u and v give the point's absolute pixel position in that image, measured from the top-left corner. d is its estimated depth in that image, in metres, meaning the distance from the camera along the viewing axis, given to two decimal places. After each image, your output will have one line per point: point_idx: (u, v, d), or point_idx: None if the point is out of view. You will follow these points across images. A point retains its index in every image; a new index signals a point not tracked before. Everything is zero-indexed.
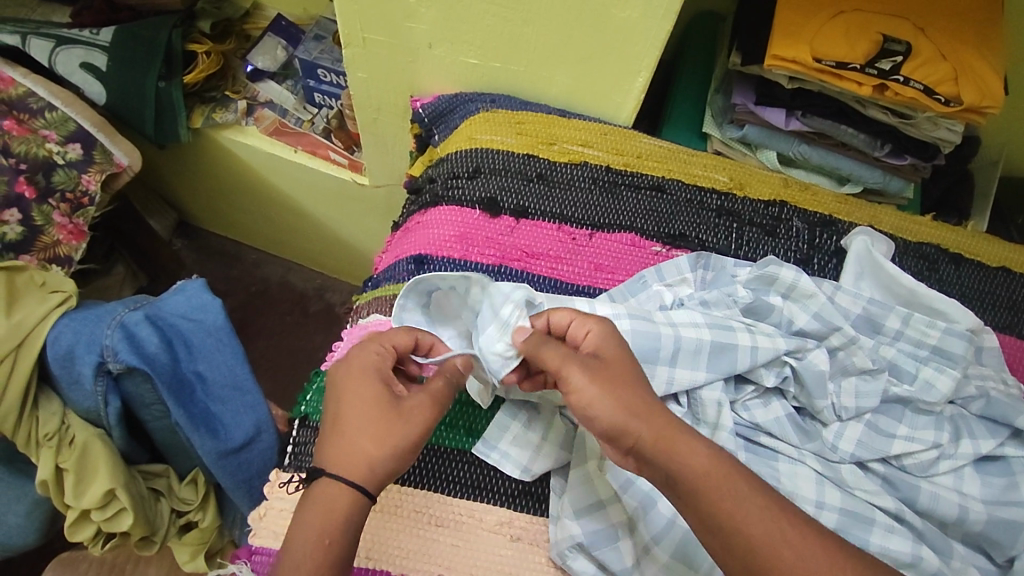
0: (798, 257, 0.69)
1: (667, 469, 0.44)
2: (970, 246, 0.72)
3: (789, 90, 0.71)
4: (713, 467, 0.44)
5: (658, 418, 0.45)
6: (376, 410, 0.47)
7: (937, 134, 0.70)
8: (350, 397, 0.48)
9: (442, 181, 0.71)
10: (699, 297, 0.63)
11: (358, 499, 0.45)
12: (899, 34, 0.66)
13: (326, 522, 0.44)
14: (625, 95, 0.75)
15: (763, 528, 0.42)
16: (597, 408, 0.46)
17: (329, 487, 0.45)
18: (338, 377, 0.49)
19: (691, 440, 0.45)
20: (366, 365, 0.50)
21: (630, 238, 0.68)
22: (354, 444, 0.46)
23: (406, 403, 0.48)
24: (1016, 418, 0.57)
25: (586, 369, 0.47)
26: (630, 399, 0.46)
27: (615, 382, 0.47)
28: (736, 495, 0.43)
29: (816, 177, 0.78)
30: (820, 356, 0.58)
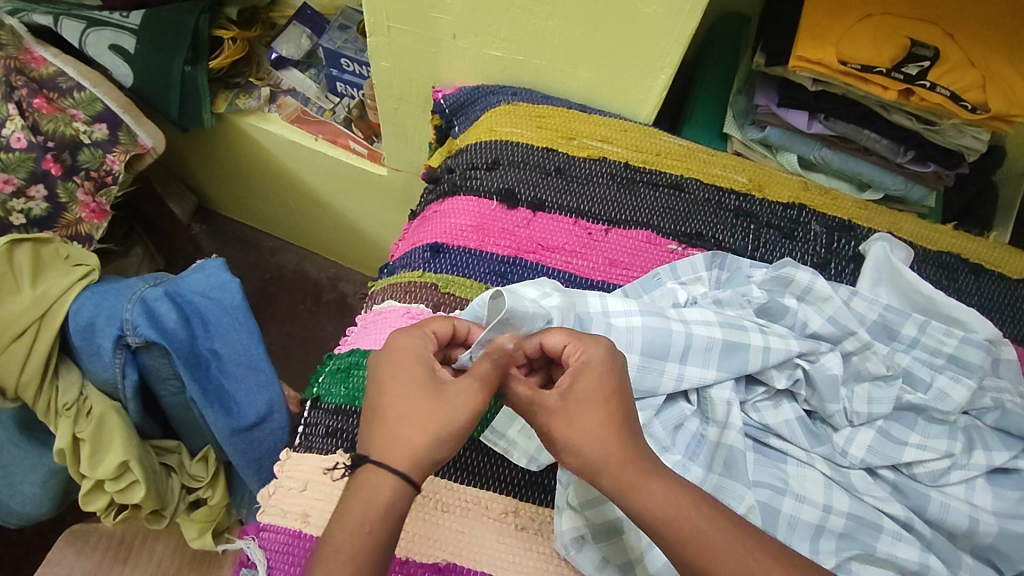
0: (815, 261, 0.68)
1: (631, 507, 0.44)
2: (991, 256, 0.71)
3: (813, 92, 0.71)
4: (673, 501, 0.44)
5: (626, 454, 0.45)
6: (417, 397, 0.47)
7: (961, 141, 0.69)
8: (397, 389, 0.48)
9: (461, 171, 0.71)
10: (713, 296, 0.62)
11: (401, 484, 0.45)
12: (928, 38, 0.65)
13: (371, 506, 0.44)
14: (647, 91, 0.75)
15: None
16: (566, 455, 0.46)
17: (372, 472, 0.45)
18: (381, 365, 0.50)
19: (654, 472, 0.45)
20: (409, 352, 0.50)
21: (646, 234, 0.68)
22: (405, 437, 0.46)
23: (449, 389, 0.48)
24: None
25: (549, 411, 0.47)
26: (591, 439, 0.45)
27: (577, 421, 0.46)
28: (697, 528, 0.43)
29: (837, 181, 0.77)
30: (833, 360, 0.58)
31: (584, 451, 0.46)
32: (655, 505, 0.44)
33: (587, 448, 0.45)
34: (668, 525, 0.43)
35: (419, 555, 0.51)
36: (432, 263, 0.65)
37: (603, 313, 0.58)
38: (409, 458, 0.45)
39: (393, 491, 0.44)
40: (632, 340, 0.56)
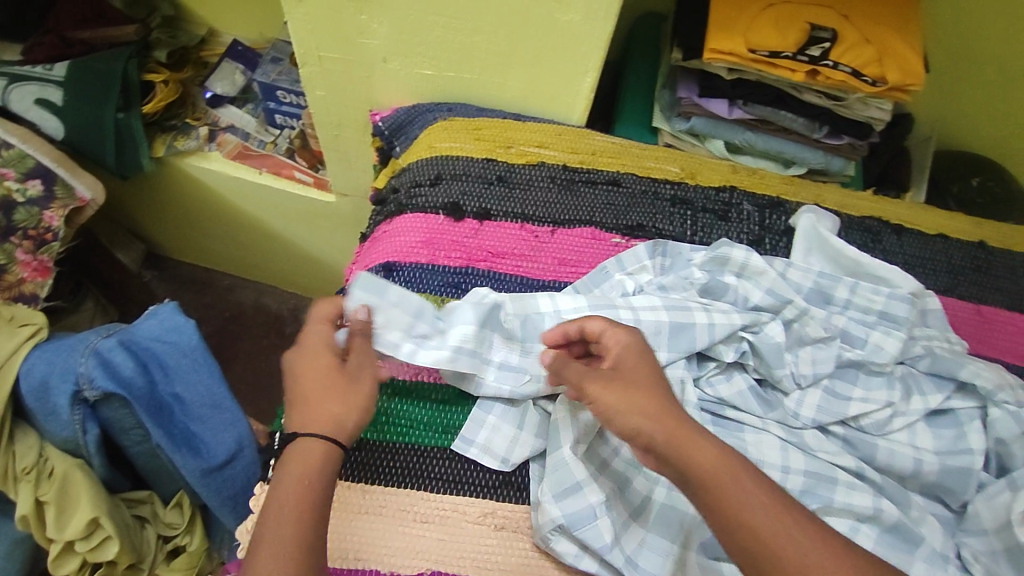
0: (751, 238, 0.72)
1: (677, 465, 0.46)
2: (908, 216, 0.77)
3: (729, 81, 0.74)
4: (718, 463, 0.46)
5: (673, 421, 0.48)
6: (333, 379, 0.51)
7: (868, 113, 0.73)
8: (308, 374, 0.51)
9: (405, 190, 0.72)
10: (658, 282, 0.65)
11: (330, 455, 0.48)
12: (825, 22, 0.69)
13: (308, 471, 0.47)
14: (575, 95, 0.77)
15: (767, 516, 0.44)
16: (620, 420, 0.49)
17: (302, 445, 0.48)
18: (291, 355, 0.52)
19: (701, 438, 0.47)
20: (316, 342, 0.52)
21: (590, 231, 0.71)
22: (324, 410, 0.49)
23: (358, 368, 0.52)
24: (959, 371, 0.61)
25: (603, 380, 0.51)
26: (643, 404, 0.49)
27: (628, 387, 0.50)
28: (735, 484, 0.45)
29: (763, 162, 0.81)
30: (774, 327, 0.62)
31: (635, 417, 0.48)
32: (702, 462, 0.46)
33: (635, 414, 0.48)
34: (716, 484, 0.45)
35: (402, 569, 0.51)
36: (386, 282, 0.66)
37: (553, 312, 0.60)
38: (330, 432, 0.49)
39: (323, 456, 0.48)
40: None
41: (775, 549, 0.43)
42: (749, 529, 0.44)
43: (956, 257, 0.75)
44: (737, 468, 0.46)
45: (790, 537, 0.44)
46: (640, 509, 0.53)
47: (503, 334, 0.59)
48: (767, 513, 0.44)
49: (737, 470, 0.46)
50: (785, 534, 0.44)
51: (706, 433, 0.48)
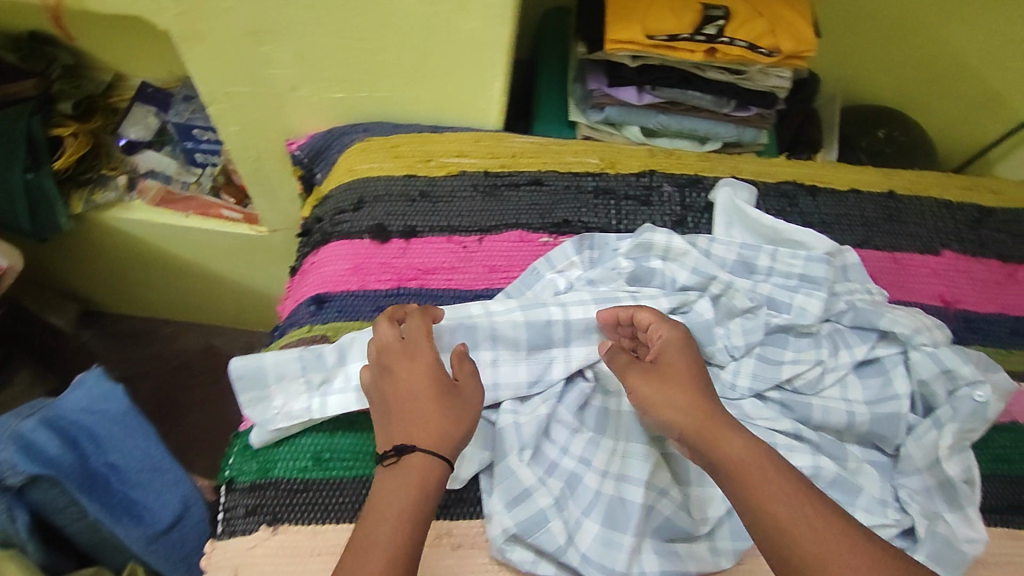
0: (673, 219, 0.74)
1: (709, 457, 0.50)
2: (821, 176, 0.80)
3: (635, 68, 0.75)
4: (748, 456, 0.49)
5: (703, 413, 0.51)
6: (441, 401, 0.52)
7: (768, 83, 0.75)
8: (412, 390, 0.52)
9: (329, 218, 0.71)
10: (586, 277, 0.65)
11: (433, 468, 0.49)
12: (715, 1, 0.71)
13: (416, 485, 0.48)
14: (487, 101, 0.76)
15: (790, 509, 0.46)
16: (656, 410, 0.53)
17: (410, 459, 0.49)
18: (391, 368, 0.53)
19: (731, 429, 0.50)
20: (424, 366, 0.53)
21: (518, 234, 0.71)
22: (432, 426, 0.50)
23: (465, 393, 0.53)
24: (880, 321, 0.63)
25: (643, 373, 0.55)
26: (678, 397, 0.52)
27: (668, 380, 0.53)
28: (765, 479, 0.48)
29: (680, 142, 0.82)
30: (704, 305, 0.64)
31: (668, 411, 0.52)
32: (733, 455, 0.49)
33: (668, 408, 0.52)
34: (743, 475, 0.48)
35: None
36: (318, 314, 0.65)
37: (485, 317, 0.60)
38: (437, 451, 0.50)
39: (427, 470, 0.49)
40: (517, 338, 0.59)
41: (794, 540, 0.45)
42: (773, 518, 0.46)
43: (869, 210, 0.78)
44: (766, 464, 0.48)
45: (813, 529, 0.45)
46: (591, 509, 0.54)
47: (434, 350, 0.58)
48: (791, 505, 0.46)
49: (767, 464, 0.48)
50: (806, 526, 0.45)
51: (738, 426, 0.51)
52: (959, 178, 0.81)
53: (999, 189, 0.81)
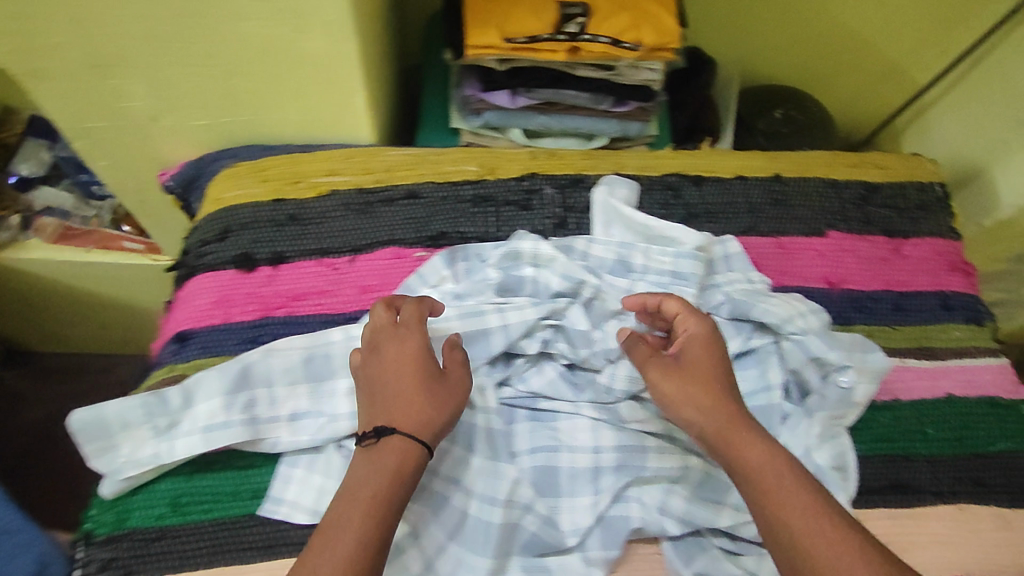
0: (554, 222, 0.73)
1: (726, 459, 0.50)
2: (707, 165, 0.78)
3: (504, 71, 0.71)
4: (765, 459, 0.49)
5: (727, 413, 0.52)
6: (429, 387, 0.52)
7: (641, 77, 0.72)
8: (398, 375, 0.52)
9: (194, 250, 0.69)
10: (453, 291, 0.63)
11: (413, 455, 0.49)
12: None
13: (385, 471, 0.48)
14: (355, 114, 0.73)
15: (804, 520, 0.45)
16: (674, 405, 0.53)
17: (388, 441, 0.49)
18: (379, 353, 0.54)
19: (753, 436, 0.50)
20: (415, 349, 0.53)
21: (392, 250, 0.69)
22: (415, 409, 0.50)
23: (451, 380, 0.53)
24: (753, 310, 0.63)
25: (665, 368, 0.55)
26: (694, 396, 0.53)
27: (689, 377, 0.54)
28: (781, 484, 0.47)
29: (564, 141, 0.81)
30: (575, 311, 0.63)
31: (688, 409, 0.53)
32: (748, 461, 0.49)
33: (688, 405, 0.53)
34: (762, 483, 0.48)
35: None
36: (180, 353, 0.63)
37: (346, 341, 0.59)
38: (420, 436, 0.50)
39: (405, 455, 0.49)
40: None
41: (807, 553, 0.44)
42: (785, 524, 0.45)
43: (755, 196, 0.77)
44: (787, 471, 0.48)
45: (826, 542, 0.44)
46: (456, 531, 0.54)
47: (291, 382, 0.57)
48: (805, 514, 0.45)
49: (785, 471, 0.48)
50: (823, 541, 0.44)
51: (761, 433, 0.51)
52: (847, 155, 0.81)
53: (886, 164, 0.80)
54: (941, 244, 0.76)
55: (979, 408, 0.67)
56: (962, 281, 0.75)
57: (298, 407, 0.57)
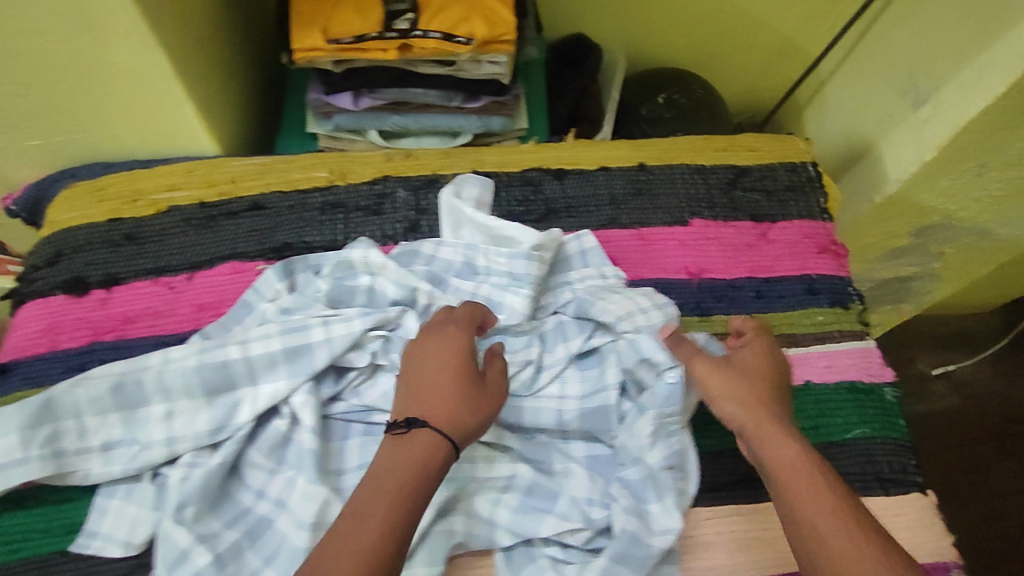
0: (405, 225, 0.70)
1: (760, 457, 0.50)
2: (570, 157, 0.76)
3: (341, 73, 0.68)
4: (799, 464, 0.48)
5: (765, 412, 0.52)
6: (471, 391, 0.52)
7: (485, 71, 0.68)
8: (439, 370, 0.52)
9: (25, 275, 0.67)
10: (280, 305, 0.61)
11: (442, 449, 0.49)
12: None
13: (410, 465, 0.47)
14: (188, 127, 0.68)
15: (838, 536, 0.44)
16: (717, 397, 0.54)
17: (420, 434, 0.49)
18: (429, 344, 0.54)
19: (789, 438, 0.50)
20: (458, 347, 0.53)
21: (232, 265, 0.67)
22: (450, 409, 0.50)
23: (489, 385, 0.53)
24: (592, 309, 0.62)
25: (713, 363, 0.55)
26: (738, 391, 0.53)
27: (734, 376, 0.54)
28: (810, 491, 0.47)
29: (428, 139, 0.78)
30: (410, 318, 0.60)
31: (728, 402, 0.53)
32: (782, 461, 0.49)
33: (728, 399, 0.53)
34: (790, 484, 0.48)
35: None
36: (4, 384, 0.61)
37: (163, 364, 0.57)
38: (451, 433, 0.49)
39: (432, 449, 0.48)
40: (191, 385, 0.56)
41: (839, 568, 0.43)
42: (814, 531, 0.45)
43: (617, 186, 0.74)
44: (815, 474, 0.48)
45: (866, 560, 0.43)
46: (271, 558, 0.52)
47: (102, 411, 0.55)
48: (837, 524, 0.45)
49: (818, 471, 0.48)
50: (864, 559, 0.43)
51: (796, 434, 0.51)
52: (717, 139, 0.78)
53: (758, 146, 0.78)
54: (810, 226, 0.74)
55: (837, 394, 0.66)
56: (831, 263, 0.73)
57: (110, 436, 0.55)
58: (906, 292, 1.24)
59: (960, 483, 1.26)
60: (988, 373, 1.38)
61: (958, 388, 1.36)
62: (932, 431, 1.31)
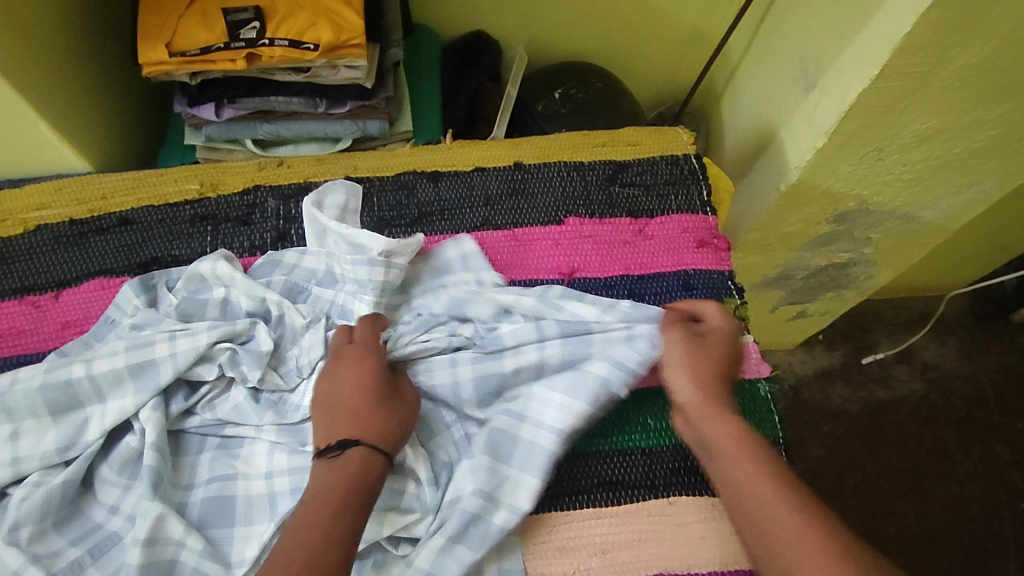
0: (274, 235, 0.70)
1: (700, 432, 0.55)
2: (444, 159, 0.75)
3: (199, 85, 0.70)
4: (734, 438, 0.53)
5: (708, 391, 0.56)
6: (388, 407, 0.56)
7: (341, 76, 0.69)
8: (354, 391, 0.56)
9: None
10: (131, 324, 0.61)
11: (373, 461, 0.52)
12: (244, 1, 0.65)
13: (343, 480, 0.50)
14: (52, 146, 0.69)
15: (769, 501, 0.48)
16: (670, 374, 0.58)
17: (349, 452, 0.52)
18: (341, 369, 0.57)
19: (728, 414, 0.55)
20: (370, 369, 0.57)
21: (98, 281, 0.67)
22: (374, 426, 0.54)
23: (404, 397, 0.57)
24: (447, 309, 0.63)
25: (686, 338, 0.60)
26: (687, 368, 0.58)
27: (697, 351, 0.59)
28: (745, 459, 0.51)
29: (308, 147, 0.77)
30: (260, 329, 0.61)
31: (679, 376, 0.58)
32: (718, 434, 0.54)
33: (679, 373, 0.58)
34: (725, 454, 0.52)
35: None
36: None
37: (11, 383, 0.57)
38: (382, 445, 0.53)
39: (363, 463, 0.52)
40: (36, 404, 0.57)
41: (767, 526, 0.48)
42: (746, 496, 0.50)
43: (492, 185, 0.73)
44: (749, 445, 0.52)
45: (790, 520, 0.47)
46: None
47: None
48: (767, 489, 0.49)
49: (753, 446, 0.52)
50: (792, 519, 0.47)
51: (737, 415, 0.55)
52: (597, 135, 0.77)
53: (638, 140, 0.77)
54: (689, 220, 0.73)
55: None
56: (710, 257, 0.72)
57: None
58: (847, 279, 1.08)
59: (922, 470, 1.22)
60: (950, 353, 1.33)
61: (920, 372, 1.31)
62: (893, 416, 1.27)
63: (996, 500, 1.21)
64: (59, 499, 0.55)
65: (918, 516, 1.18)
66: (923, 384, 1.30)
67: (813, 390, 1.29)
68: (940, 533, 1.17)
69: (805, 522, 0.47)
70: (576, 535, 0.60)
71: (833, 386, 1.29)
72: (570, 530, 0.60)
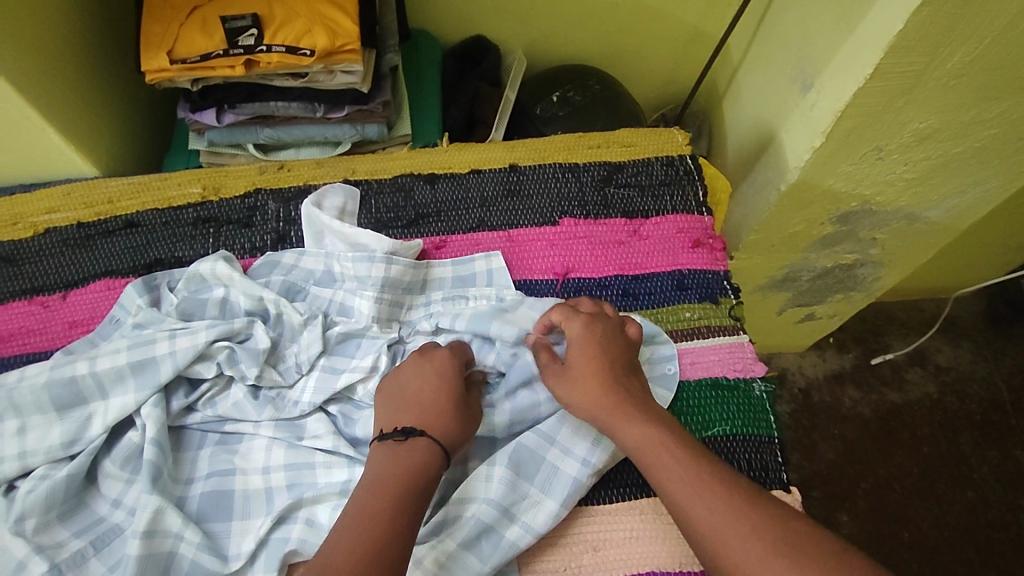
0: (274, 236, 0.71)
1: (621, 448, 0.54)
2: (441, 161, 0.76)
3: (201, 91, 0.72)
4: (644, 442, 0.52)
5: (606, 405, 0.55)
6: (462, 407, 0.56)
7: (338, 81, 0.71)
8: (429, 387, 0.57)
9: None
10: (134, 323, 0.63)
11: (434, 461, 0.53)
12: (243, 10, 0.67)
13: (405, 470, 0.51)
14: (63, 152, 0.72)
15: (696, 498, 0.48)
16: (567, 404, 0.57)
17: (415, 442, 0.53)
18: (415, 363, 0.59)
19: (634, 418, 0.54)
20: (450, 367, 0.58)
21: (104, 282, 0.69)
22: (443, 422, 0.55)
23: (475, 403, 0.58)
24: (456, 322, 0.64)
25: (559, 371, 0.58)
26: (579, 396, 0.56)
27: (577, 375, 0.57)
28: (660, 461, 0.51)
29: (308, 150, 0.79)
30: (258, 328, 0.63)
31: (578, 408, 0.57)
32: (633, 444, 0.53)
33: (577, 406, 0.57)
34: (646, 461, 0.52)
35: None
36: None
37: (19, 380, 0.59)
38: (447, 442, 0.54)
39: (427, 457, 0.52)
40: (42, 401, 0.59)
41: (698, 523, 0.48)
42: (675, 500, 0.49)
43: (487, 187, 0.74)
44: (660, 448, 0.52)
45: (717, 512, 0.47)
46: (113, 567, 0.54)
47: None
48: (689, 488, 0.49)
49: (664, 446, 0.52)
50: (720, 512, 0.47)
51: (642, 416, 0.54)
52: (592, 136, 0.78)
53: (633, 141, 0.78)
54: (684, 220, 0.73)
55: (700, 392, 0.66)
56: (704, 257, 0.72)
57: None
58: (854, 280, 1.07)
59: (937, 474, 1.20)
60: (966, 357, 1.31)
61: (935, 375, 1.29)
62: (906, 420, 1.25)
63: (1014, 506, 1.18)
64: (64, 492, 0.56)
65: (933, 522, 1.16)
66: (938, 388, 1.28)
67: (824, 393, 1.27)
68: (955, 538, 1.15)
69: (730, 511, 0.47)
70: (568, 532, 0.59)
71: (845, 389, 1.28)
72: (562, 528, 0.60)
